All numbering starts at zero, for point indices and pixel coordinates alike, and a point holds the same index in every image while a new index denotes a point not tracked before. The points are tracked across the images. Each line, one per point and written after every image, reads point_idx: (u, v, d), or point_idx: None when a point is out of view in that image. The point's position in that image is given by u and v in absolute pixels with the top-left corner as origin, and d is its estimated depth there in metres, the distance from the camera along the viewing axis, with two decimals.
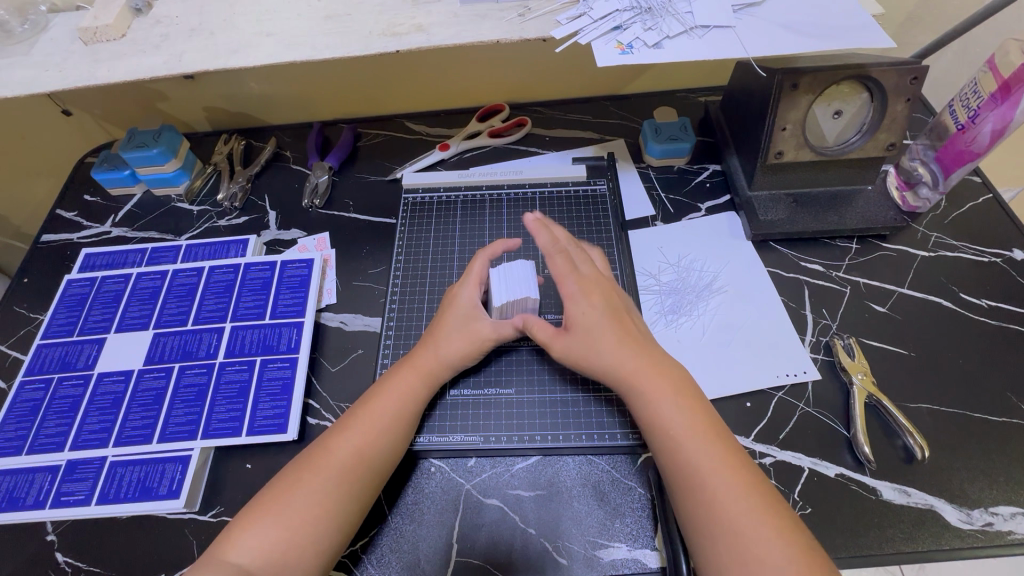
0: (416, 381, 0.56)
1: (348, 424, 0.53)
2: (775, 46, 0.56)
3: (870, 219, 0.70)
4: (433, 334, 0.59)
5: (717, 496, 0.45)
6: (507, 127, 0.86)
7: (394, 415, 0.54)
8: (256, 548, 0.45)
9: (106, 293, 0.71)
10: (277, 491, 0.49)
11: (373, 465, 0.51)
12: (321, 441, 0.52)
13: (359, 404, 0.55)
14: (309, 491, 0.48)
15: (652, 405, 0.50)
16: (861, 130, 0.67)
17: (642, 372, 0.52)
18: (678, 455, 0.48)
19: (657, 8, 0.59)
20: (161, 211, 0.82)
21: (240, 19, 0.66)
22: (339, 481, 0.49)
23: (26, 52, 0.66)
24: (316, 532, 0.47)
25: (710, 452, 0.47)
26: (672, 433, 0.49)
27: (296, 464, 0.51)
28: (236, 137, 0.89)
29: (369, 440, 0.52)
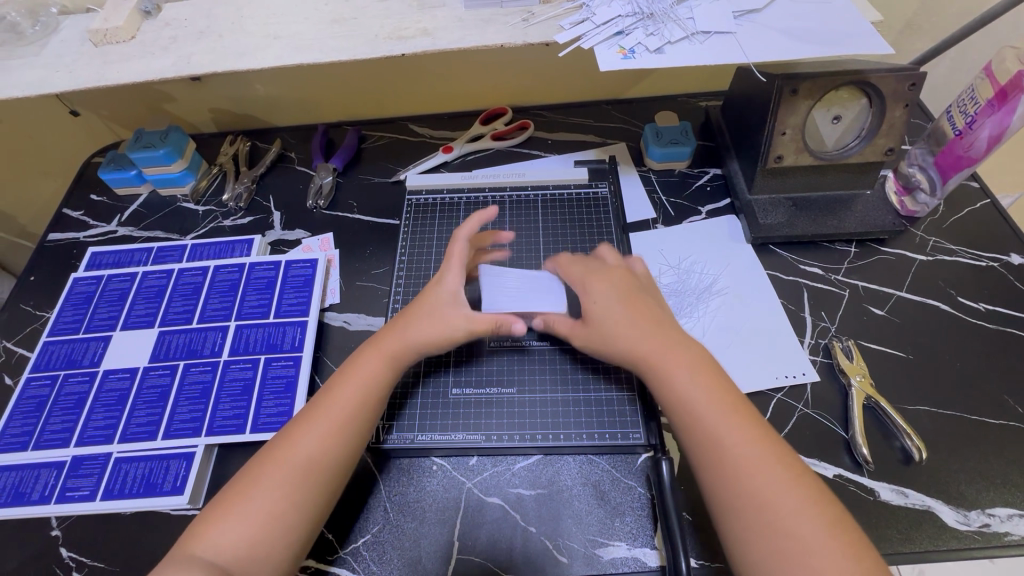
0: (381, 369, 0.56)
1: (311, 417, 0.52)
2: (775, 52, 0.57)
3: (869, 223, 0.71)
4: (406, 320, 0.58)
5: (762, 493, 0.45)
6: (510, 130, 0.87)
7: (357, 408, 0.53)
8: (222, 542, 0.46)
9: (112, 291, 0.72)
10: (241, 486, 0.49)
11: (337, 460, 0.51)
12: (283, 436, 0.52)
13: (321, 394, 0.55)
14: (274, 486, 0.48)
15: (685, 395, 0.51)
16: (860, 135, 0.68)
17: (661, 355, 0.53)
18: (717, 451, 0.48)
19: (659, 14, 0.60)
20: (167, 211, 0.83)
21: (248, 22, 0.67)
22: (303, 476, 0.49)
23: (37, 53, 0.67)
24: (283, 527, 0.48)
25: (748, 446, 0.47)
26: (708, 427, 0.49)
27: (259, 458, 0.51)
28: (241, 138, 0.90)
29: (332, 435, 0.52)
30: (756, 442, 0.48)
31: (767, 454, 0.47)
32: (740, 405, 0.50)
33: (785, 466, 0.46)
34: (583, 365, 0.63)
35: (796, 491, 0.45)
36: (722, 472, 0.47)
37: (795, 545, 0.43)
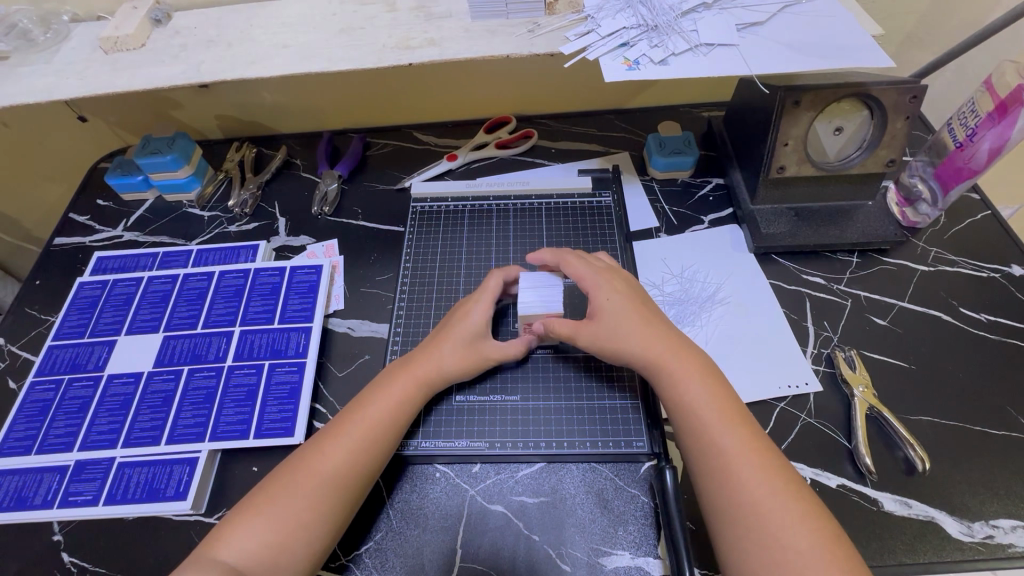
0: (415, 383, 0.57)
1: (342, 426, 0.53)
2: (777, 64, 0.58)
3: (871, 233, 0.72)
4: (436, 343, 0.60)
5: (761, 504, 0.46)
6: (514, 139, 0.88)
7: (387, 420, 0.54)
8: (248, 548, 0.46)
9: (117, 296, 0.72)
10: (270, 492, 0.50)
11: (364, 471, 0.52)
12: (313, 444, 0.53)
13: (354, 403, 0.56)
14: (295, 492, 0.49)
15: (689, 404, 0.52)
16: (861, 146, 0.69)
17: (672, 361, 0.54)
18: (719, 459, 0.49)
19: (663, 26, 0.61)
20: (172, 216, 0.83)
21: (256, 31, 0.68)
22: (331, 486, 0.50)
23: (48, 60, 0.67)
24: (308, 536, 0.48)
25: (751, 456, 0.48)
26: (711, 435, 0.50)
27: (288, 466, 0.51)
28: (247, 145, 0.90)
29: (361, 445, 0.52)
30: (758, 455, 0.48)
31: (769, 468, 0.48)
32: (744, 419, 0.51)
33: (785, 481, 0.47)
34: (590, 373, 0.63)
35: (796, 506, 0.45)
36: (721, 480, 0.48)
37: (789, 557, 0.43)
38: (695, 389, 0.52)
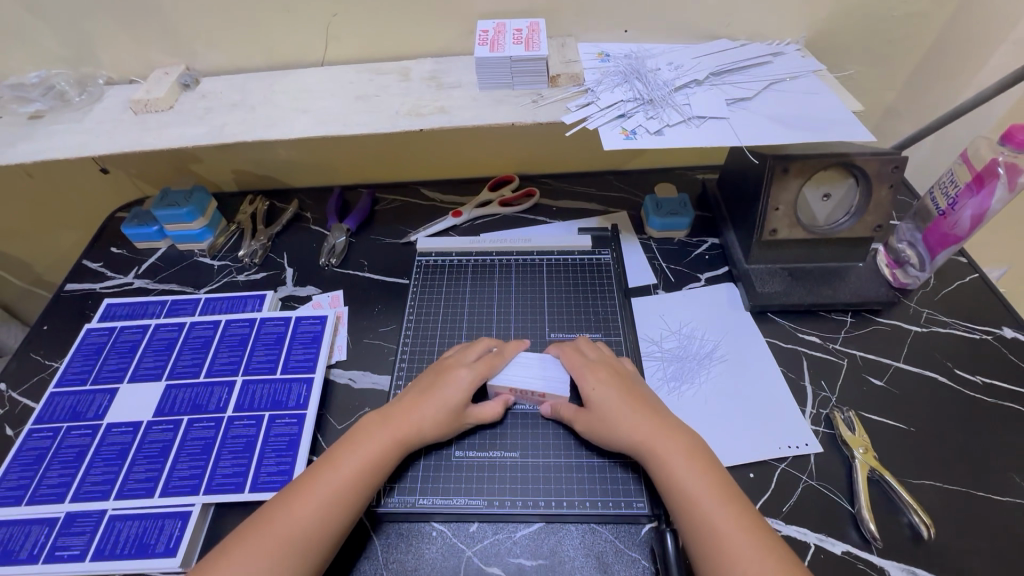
0: (393, 440, 0.57)
1: (309, 488, 0.52)
2: (764, 136, 0.62)
3: (863, 294, 0.74)
4: (415, 404, 0.60)
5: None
6: (517, 197, 0.91)
7: (361, 483, 0.53)
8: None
9: (123, 343, 0.73)
10: (229, 559, 0.48)
11: (330, 541, 0.50)
12: (279, 505, 0.51)
13: (327, 461, 0.55)
14: (262, 560, 0.48)
15: (680, 481, 0.52)
16: (849, 212, 0.72)
17: (665, 438, 0.55)
18: (707, 540, 0.48)
19: (659, 100, 0.65)
20: (183, 265, 0.86)
21: (278, 97, 0.72)
22: (295, 555, 0.48)
23: (80, 119, 0.72)
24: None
25: (740, 535, 0.48)
26: (701, 514, 0.50)
27: (252, 527, 0.50)
28: (261, 198, 0.94)
29: (329, 512, 0.51)
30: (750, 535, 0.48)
31: (760, 548, 0.47)
32: (738, 496, 0.51)
33: (779, 565, 0.46)
34: None
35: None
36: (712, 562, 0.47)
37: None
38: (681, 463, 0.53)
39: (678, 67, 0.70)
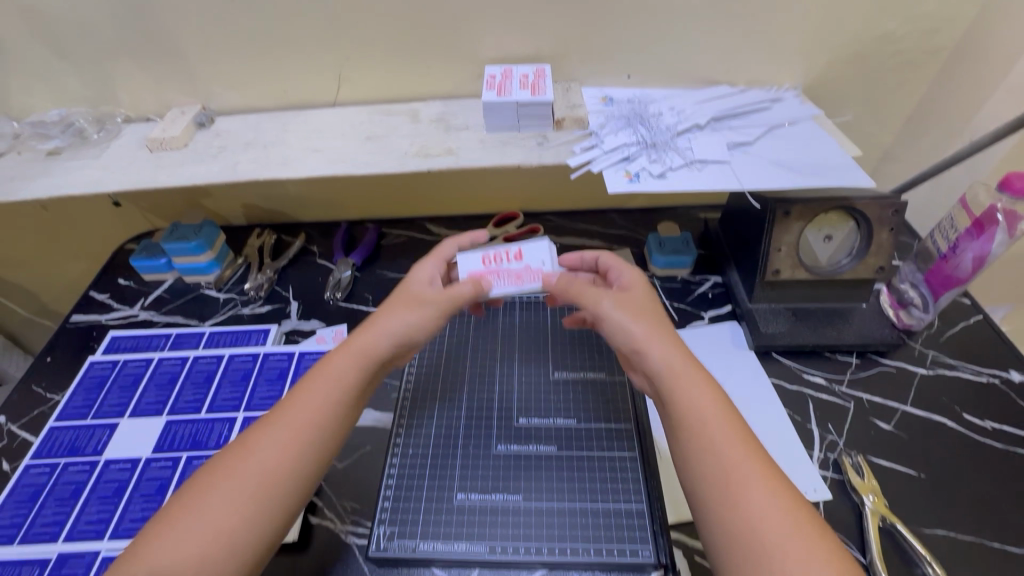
0: (349, 366, 0.56)
1: (273, 420, 0.53)
2: (766, 181, 0.63)
3: (867, 335, 0.74)
4: (380, 314, 0.58)
5: (750, 516, 0.45)
6: (521, 233, 0.93)
7: (317, 417, 0.54)
8: (162, 564, 0.45)
9: (126, 376, 0.73)
10: (189, 499, 0.49)
11: (293, 475, 0.51)
12: (246, 438, 0.52)
13: (284, 399, 0.55)
14: (227, 495, 0.49)
15: (693, 408, 0.51)
16: (850, 253, 0.73)
17: (681, 368, 0.53)
18: (710, 469, 0.48)
19: (661, 143, 0.67)
20: (189, 297, 0.86)
21: (290, 136, 0.74)
22: (256, 488, 0.49)
23: (97, 156, 0.74)
24: (231, 542, 0.47)
25: (745, 463, 0.48)
26: (711, 448, 0.49)
27: (211, 469, 0.51)
28: (268, 231, 0.96)
29: (293, 444, 0.52)
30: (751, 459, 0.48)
31: (761, 476, 0.47)
32: (735, 417, 0.51)
33: (771, 492, 0.46)
34: (599, 473, 0.61)
35: (785, 516, 0.45)
36: (717, 490, 0.47)
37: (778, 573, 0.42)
38: (703, 391, 0.52)
39: (680, 111, 0.71)
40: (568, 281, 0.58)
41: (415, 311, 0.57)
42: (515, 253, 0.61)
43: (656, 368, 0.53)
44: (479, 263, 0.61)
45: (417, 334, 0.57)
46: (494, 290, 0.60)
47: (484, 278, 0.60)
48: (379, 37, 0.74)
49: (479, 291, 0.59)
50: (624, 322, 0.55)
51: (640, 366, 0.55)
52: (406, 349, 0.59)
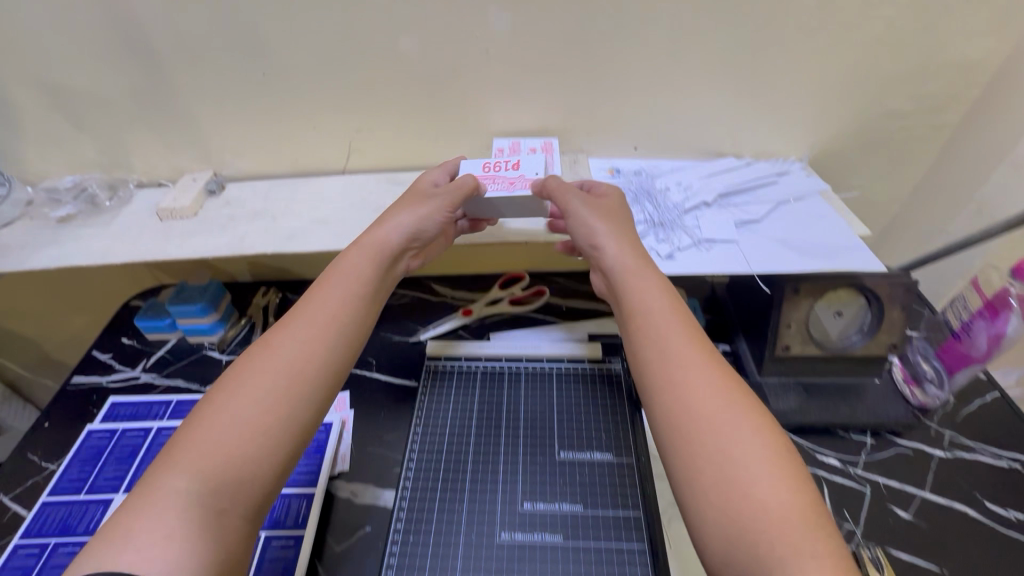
0: (363, 256, 0.62)
1: (287, 323, 0.56)
2: (774, 264, 0.64)
3: (880, 414, 0.72)
4: (387, 217, 0.65)
5: (716, 419, 0.47)
6: (527, 295, 0.92)
7: (333, 315, 0.57)
8: (199, 465, 0.46)
9: (124, 448, 0.71)
10: (214, 407, 0.50)
11: (315, 377, 0.54)
12: (263, 341, 0.55)
13: (300, 302, 0.59)
14: (256, 389, 0.51)
15: (644, 297, 0.56)
16: (861, 330, 0.72)
17: (638, 279, 0.58)
18: (674, 370, 0.51)
19: (668, 222, 0.67)
20: (192, 359, 0.86)
21: (298, 206, 0.75)
22: (286, 386, 0.52)
23: (107, 224, 0.74)
24: (264, 438, 0.49)
25: (702, 367, 0.51)
26: (667, 342, 0.53)
27: (234, 372, 0.53)
28: (274, 290, 0.95)
29: (310, 343, 0.55)
30: (713, 367, 0.51)
31: (724, 382, 0.50)
32: (685, 308, 0.56)
33: (718, 384, 0.50)
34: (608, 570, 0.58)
35: (748, 423, 0.47)
36: (680, 391, 0.50)
37: (735, 470, 0.44)
38: (654, 283, 0.58)
39: (687, 187, 0.72)
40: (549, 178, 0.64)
41: (422, 205, 0.65)
42: (512, 168, 0.69)
43: (607, 261, 0.60)
44: (480, 169, 0.69)
45: (424, 216, 0.64)
46: (488, 189, 0.65)
47: (480, 182, 0.65)
48: (391, 113, 0.75)
49: (477, 189, 0.64)
50: (592, 228, 0.61)
51: (599, 263, 0.62)
52: (412, 242, 0.66)
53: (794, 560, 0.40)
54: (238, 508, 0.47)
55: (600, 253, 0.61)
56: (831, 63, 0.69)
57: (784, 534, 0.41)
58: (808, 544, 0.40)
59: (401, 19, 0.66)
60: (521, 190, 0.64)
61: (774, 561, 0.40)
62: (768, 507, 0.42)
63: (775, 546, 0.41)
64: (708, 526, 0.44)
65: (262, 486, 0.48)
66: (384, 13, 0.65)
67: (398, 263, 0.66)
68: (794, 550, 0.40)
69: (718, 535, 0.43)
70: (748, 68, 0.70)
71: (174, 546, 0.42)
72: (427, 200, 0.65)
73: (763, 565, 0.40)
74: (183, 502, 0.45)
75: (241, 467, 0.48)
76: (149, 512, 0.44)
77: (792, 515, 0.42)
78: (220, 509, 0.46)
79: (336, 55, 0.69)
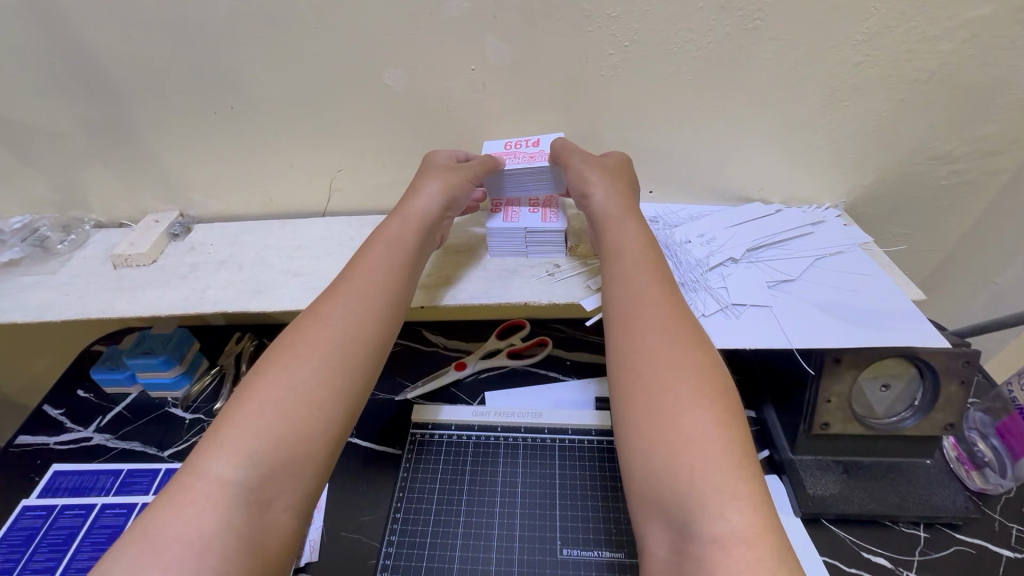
0: (404, 226, 0.58)
1: (336, 292, 0.51)
2: (817, 335, 0.55)
3: (935, 505, 0.61)
4: (419, 183, 0.61)
5: (661, 360, 0.46)
6: (528, 346, 0.82)
7: (383, 283, 0.53)
8: (247, 447, 0.41)
9: (58, 531, 0.63)
10: (261, 385, 0.45)
11: (367, 352, 0.49)
12: (305, 314, 0.50)
13: (344, 272, 0.54)
14: (310, 365, 0.46)
15: (621, 245, 0.55)
16: (912, 405, 0.61)
17: (616, 230, 0.56)
18: (633, 311, 0.50)
19: (689, 282, 0.61)
20: (152, 417, 0.76)
21: (270, 252, 0.67)
22: (340, 361, 0.47)
23: (55, 270, 0.67)
24: (319, 415, 0.45)
25: (658, 312, 0.49)
26: (631, 283, 0.52)
27: (280, 347, 0.48)
28: (249, 335, 0.85)
29: (362, 313, 0.50)
30: (669, 310, 0.49)
31: (677, 326, 0.48)
32: (659, 255, 0.54)
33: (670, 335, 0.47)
34: None
35: (693, 365, 0.45)
36: (632, 332, 0.49)
37: (672, 408, 0.43)
38: (632, 228, 0.56)
39: (710, 239, 0.66)
40: (564, 145, 0.61)
41: (448, 170, 0.61)
42: (532, 143, 0.63)
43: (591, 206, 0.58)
44: (499, 147, 0.64)
45: (457, 189, 0.59)
46: (506, 165, 0.61)
47: (498, 157, 0.62)
48: (376, 152, 0.67)
49: (496, 164, 0.61)
50: (584, 175, 0.58)
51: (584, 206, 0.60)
52: (447, 215, 0.61)
53: (712, 499, 0.38)
54: (285, 497, 0.42)
55: (588, 201, 0.59)
56: (878, 104, 0.61)
57: (706, 474, 0.39)
58: (728, 484, 0.39)
59: (387, 51, 0.58)
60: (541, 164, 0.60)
61: (691, 499, 0.39)
62: (693, 441, 0.41)
63: (695, 484, 0.39)
64: (634, 464, 0.43)
65: (316, 470, 0.44)
66: (368, 45, 0.58)
67: (435, 236, 0.62)
68: (715, 489, 0.38)
69: (641, 472, 0.42)
70: (780, 108, 0.62)
71: (216, 543, 0.37)
72: (459, 172, 0.60)
73: (685, 505, 0.39)
74: (229, 492, 0.40)
75: (298, 449, 0.43)
76: (185, 508, 0.39)
77: (718, 456, 0.40)
78: (263, 501, 0.41)
79: (315, 90, 0.61)
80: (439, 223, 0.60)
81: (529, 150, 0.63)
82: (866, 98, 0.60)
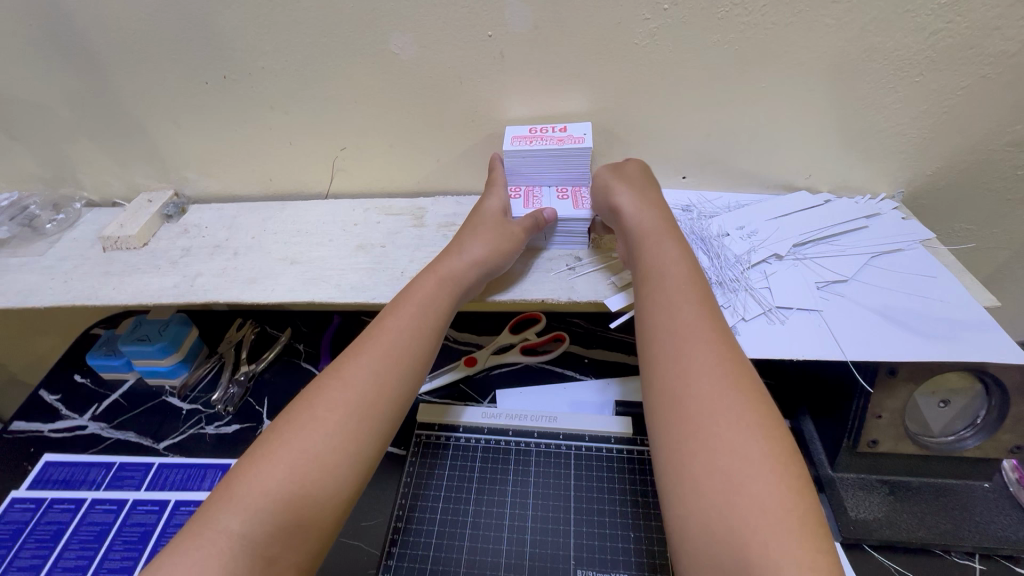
0: (439, 287, 0.52)
1: (361, 351, 0.47)
2: (880, 349, 0.48)
3: (994, 534, 0.54)
4: (460, 237, 0.56)
5: (706, 391, 0.39)
6: (543, 341, 0.77)
7: (410, 347, 0.48)
8: (256, 503, 0.38)
9: (46, 527, 0.62)
10: (274, 438, 0.41)
11: (385, 415, 0.44)
12: (332, 369, 0.46)
13: (370, 327, 0.49)
14: (329, 434, 0.42)
15: (658, 264, 0.48)
16: (974, 424, 0.55)
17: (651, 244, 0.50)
18: (672, 337, 0.43)
19: (728, 282, 0.55)
20: (148, 407, 0.72)
21: (269, 237, 0.63)
22: (354, 427, 0.42)
23: (43, 251, 0.63)
24: (329, 481, 0.40)
25: (701, 333, 0.43)
26: (672, 305, 0.45)
27: (301, 401, 0.44)
28: (251, 323, 0.81)
29: (384, 371, 0.46)
30: (704, 318, 0.44)
31: (721, 350, 0.42)
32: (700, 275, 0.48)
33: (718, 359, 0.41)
34: None
35: (729, 377, 0.40)
36: (672, 356, 0.42)
37: (720, 439, 0.37)
38: (671, 247, 0.50)
39: (751, 233, 0.59)
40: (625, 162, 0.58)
41: (477, 218, 0.56)
42: (560, 129, 0.59)
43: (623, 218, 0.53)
44: (524, 132, 0.59)
45: (491, 250, 0.54)
46: (532, 147, 0.56)
47: (525, 141, 0.57)
48: (382, 129, 0.61)
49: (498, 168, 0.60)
50: (608, 184, 0.56)
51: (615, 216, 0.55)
52: (483, 282, 0.56)
53: (762, 536, 0.33)
54: (289, 555, 0.38)
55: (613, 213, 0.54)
56: (955, 79, 0.52)
57: (748, 492, 0.34)
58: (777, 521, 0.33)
59: (391, 15, 0.52)
60: (572, 147, 0.55)
61: (740, 538, 0.33)
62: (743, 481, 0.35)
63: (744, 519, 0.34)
64: (672, 498, 0.37)
65: (319, 536, 0.39)
66: (371, 7, 0.51)
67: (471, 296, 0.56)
68: (766, 529, 0.33)
69: (678, 502, 0.37)
70: (835, 84, 0.54)
71: None
72: (510, 232, 0.55)
73: (726, 539, 0.34)
74: (231, 550, 0.36)
75: (309, 514, 0.39)
76: (194, 555, 0.36)
77: (770, 497, 0.34)
78: (267, 558, 0.37)
79: (313, 58, 0.55)
80: (478, 284, 0.54)
81: (555, 134, 0.57)
82: (940, 72, 0.52)
